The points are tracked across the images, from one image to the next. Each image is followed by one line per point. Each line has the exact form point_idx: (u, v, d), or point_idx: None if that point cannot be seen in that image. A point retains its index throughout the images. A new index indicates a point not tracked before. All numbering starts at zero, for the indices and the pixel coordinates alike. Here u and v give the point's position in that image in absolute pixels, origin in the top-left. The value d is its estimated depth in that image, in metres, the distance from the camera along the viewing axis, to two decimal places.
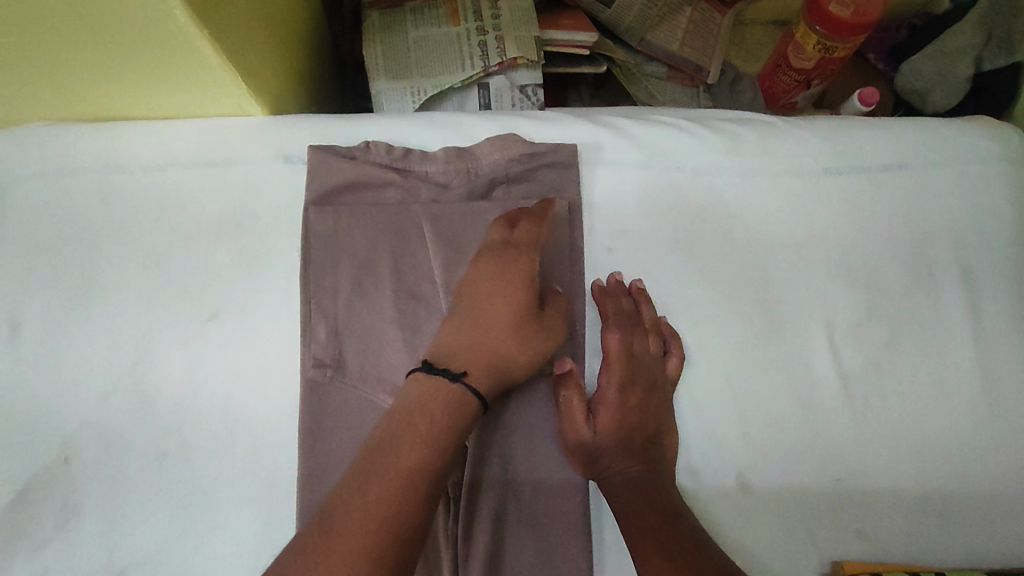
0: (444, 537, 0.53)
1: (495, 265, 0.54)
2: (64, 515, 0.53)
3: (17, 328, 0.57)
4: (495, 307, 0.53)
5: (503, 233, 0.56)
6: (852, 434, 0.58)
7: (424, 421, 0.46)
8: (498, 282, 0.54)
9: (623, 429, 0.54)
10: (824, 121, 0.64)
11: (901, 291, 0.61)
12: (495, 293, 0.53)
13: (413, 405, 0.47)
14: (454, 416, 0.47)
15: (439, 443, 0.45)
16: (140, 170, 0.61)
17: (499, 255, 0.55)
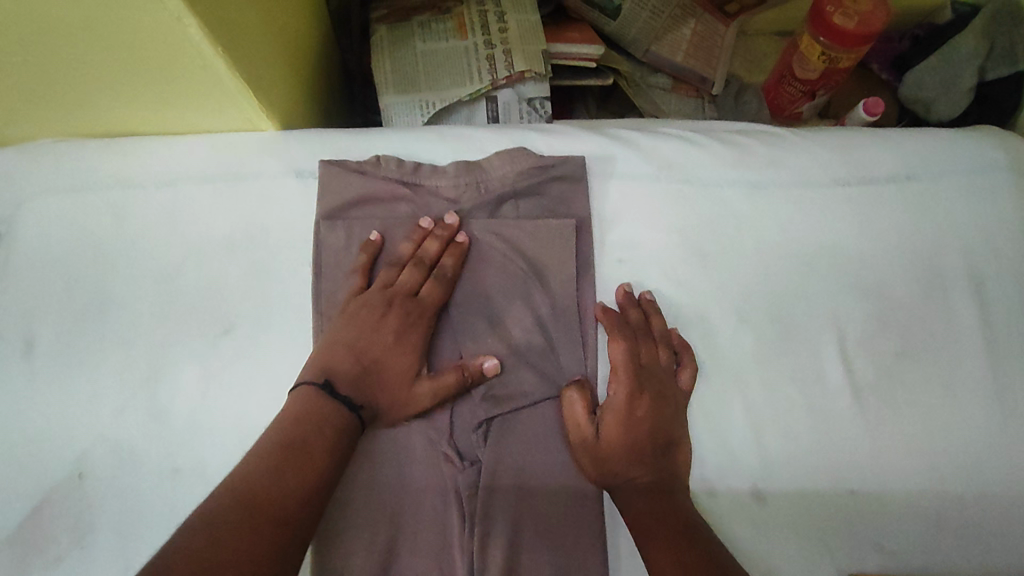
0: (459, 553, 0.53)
1: (386, 318, 0.56)
2: (77, 531, 0.53)
3: (33, 345, 0.58)
4: (382, 359, 0.55)
5: (404, 283, 0.58)
6: (867, 446, 0.58)
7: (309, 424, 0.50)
8: (387, 336, 0.56)
9: (628, 431, 0.54)
10: (831, 133, 0.65)
11: (911, 301, 0.61)
12: (381, 346, 0.55)
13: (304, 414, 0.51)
14: (332, 428, 0.51)
15: (318, 442, 0.49)
16: (152, 186, 0.61)
17: (394, 310, 0.56)
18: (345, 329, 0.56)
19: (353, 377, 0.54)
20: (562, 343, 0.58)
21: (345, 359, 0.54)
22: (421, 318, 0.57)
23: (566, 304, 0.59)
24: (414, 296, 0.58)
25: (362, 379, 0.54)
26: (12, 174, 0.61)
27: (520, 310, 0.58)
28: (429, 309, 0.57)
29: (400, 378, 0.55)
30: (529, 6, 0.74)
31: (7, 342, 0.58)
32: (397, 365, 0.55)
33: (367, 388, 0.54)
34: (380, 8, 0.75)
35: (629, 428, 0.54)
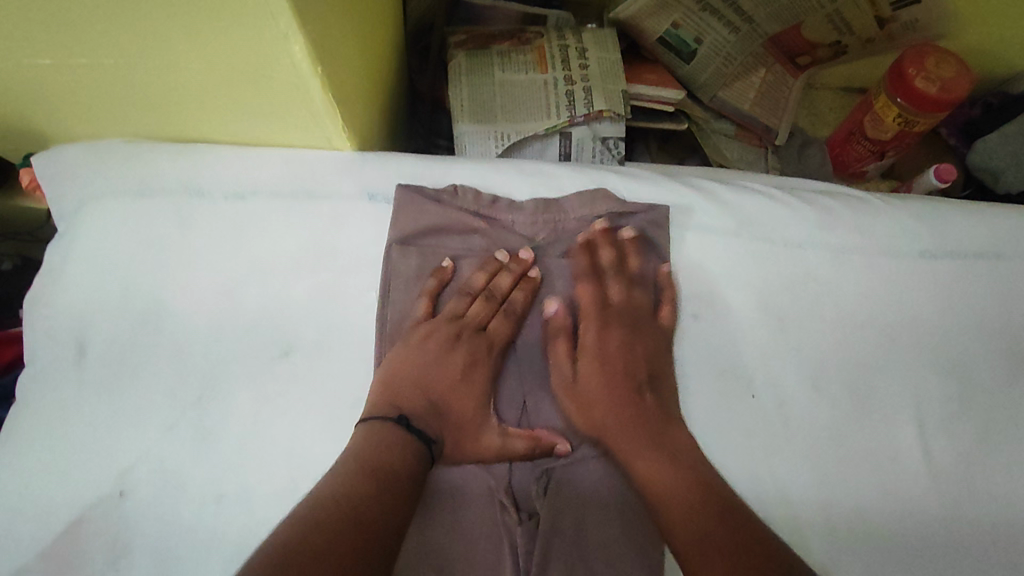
0: None
1: (455, 349, 0.56)
2: (113, 553, 0.50)
3: (84, 349, 0.56)
4: (451, 393, 0.55)
5: (474, 315, 0.58)
6: (946, 534, 0.54)
7: (378, 456, 0.48)
8: (455, 368, 0.55)
9: (663, 433, 0.53)
10: (913, 202, 0.64)
11: (993, 385, 0.59)
12: (448, 378, 0.55)
13: (372, 449, 0.48)
14: (410, 464, 0.49)
15: (381, 480, 0.46)
16: (221, 197, 0.59)
17: (462, 341, 0.56)
18: (411, 361, 0.55)
19: (425, 410, 0.53)
20: (586, 355, 0.58)
21: (414, 392, 0.54)
22: (490, 351, 0.56)
23: (640, 350, 0.57)
24: (483, 330, 0.57)
25: (431, 413, 0.53)
26: (79, 172, 0.60)
27: (591, 355, 0.58)
28: (498, 342, 0.57)
29: (467, 412, 0.54)
30: (609, 45, 0.73)
31: (59, 344, 0.56)
32: (465, 399, 0.55)
33: (434, 422, 0.53)
34: (457, 34, 0.75)
35: (665, 433, 0.53)
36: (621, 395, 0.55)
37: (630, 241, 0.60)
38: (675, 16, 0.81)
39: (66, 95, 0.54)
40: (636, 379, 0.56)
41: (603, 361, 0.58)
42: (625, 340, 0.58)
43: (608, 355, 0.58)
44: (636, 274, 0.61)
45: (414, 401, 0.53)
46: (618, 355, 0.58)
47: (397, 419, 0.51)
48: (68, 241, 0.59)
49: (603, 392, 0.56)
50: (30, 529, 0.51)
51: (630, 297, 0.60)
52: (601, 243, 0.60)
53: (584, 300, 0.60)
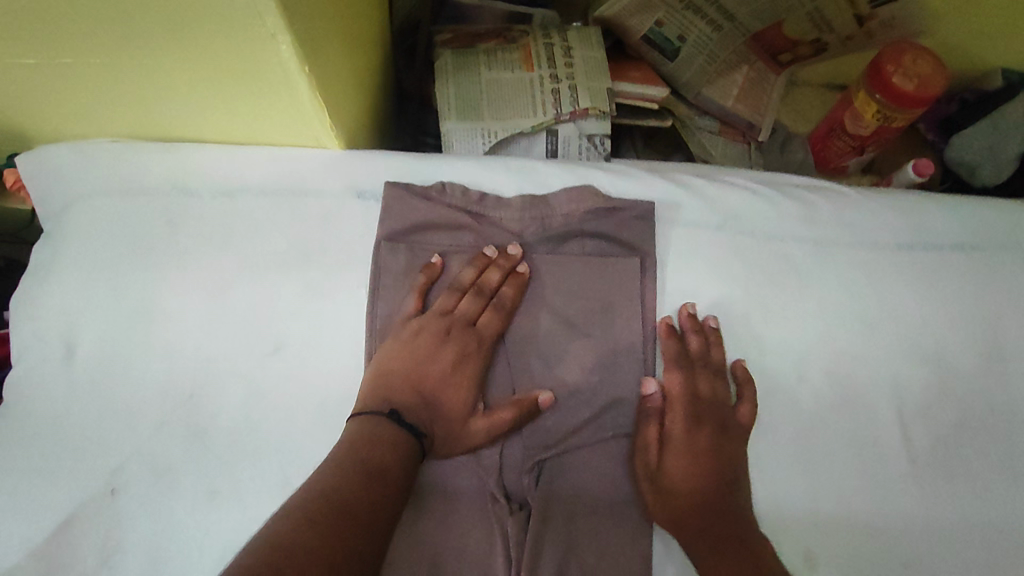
0: None
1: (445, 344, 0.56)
2: (106, 550, 0.51)
3: (72, 348, 0.55)
4: (440, 386, 0.55)
5: (464, 309, 0.57)
6: (921, 516, 0.57)
7: (376, 456, 0.48)
8: (445, 361, 0.55)
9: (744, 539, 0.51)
10: (891, 196, 0.65)
11: (969, 374, 0.61)
12: (438, 370, 0.55)
13: (366, 443, 0.49)
14: (399, 462, 0.49)
15: (371, 475, 0.47)
16: (208, 195, 0.59)
17: (451, 335, 0.56)
18: (401, 355, 0.55)
19: (413, 404, 0.53)
20: (675, 446, 0.56)
21: (402, 386, 0.54)
22: (479, 345, 0.56)
23: (628, 345, 0.58)
24: (472, 324, 0.57)
25: (418, 407, 0.53)
26: (67, 172, 0.60)
27: (582, 349, 0.58)
28: (487, 336, 0.57)
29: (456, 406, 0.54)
30: (593, 42, 0.74)
31: (46, 344, 0.56)
32: (454, 394, 0.55)
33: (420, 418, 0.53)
34: (443, 32, 0.75)
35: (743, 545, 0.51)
36: (714, 488, 0.54)
37: (713, 331, 0.59)
38: (658, 15, 0.83)
39: (51, 95, 0.54)
40: (721, 483, 0.54)
41: (692, 454, 0.55)
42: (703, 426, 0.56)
43: (696, 449, 0.56)
44: (719, 365, 0.58)
45: (404, 396, 0.54)
46: (706, 453, 0.55)
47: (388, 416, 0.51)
48: (53, 240, 0.59)
49: (694, 491, 0.54)
50: (20, 527, 0.51)
51: (714, 389, 0.58)
52: (689, 328, 0.59)
53: (675, 389, 0.58)
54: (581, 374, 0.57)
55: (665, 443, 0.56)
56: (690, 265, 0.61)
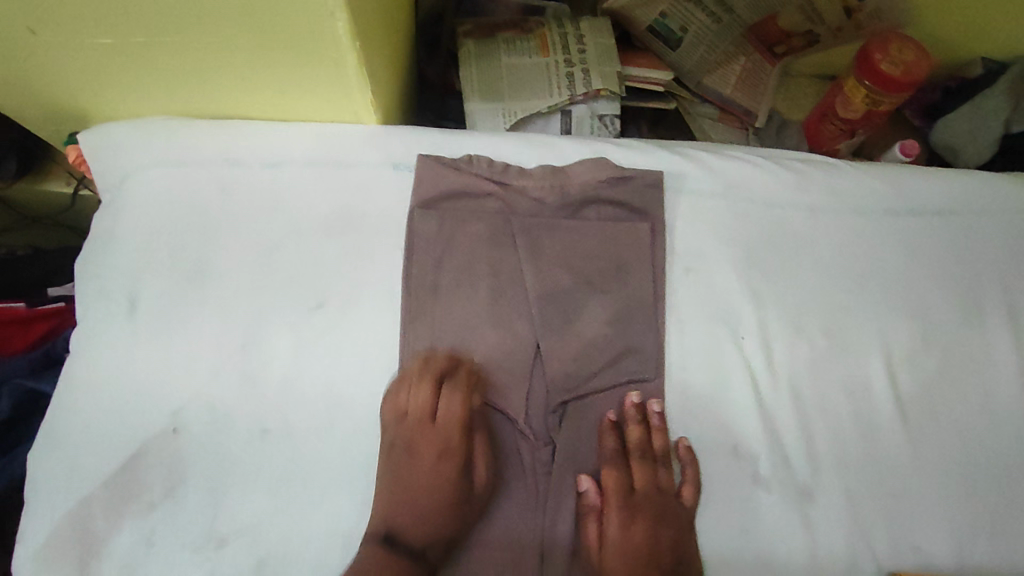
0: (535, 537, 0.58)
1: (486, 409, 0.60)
2: (170, 482, 0.57)
3: (134, 303, 0.61)
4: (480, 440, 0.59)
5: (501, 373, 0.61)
6: (905, 453, 0.63)
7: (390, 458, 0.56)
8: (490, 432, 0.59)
9: None
10: (879, 168, 0.71)
11: (950, 327, 0.67)
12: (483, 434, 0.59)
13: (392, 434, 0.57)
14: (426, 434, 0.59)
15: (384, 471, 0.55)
16: (257, 166, 0.65)
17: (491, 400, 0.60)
18: (435, 314, 0.62)
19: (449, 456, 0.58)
20: (612, 535, 0.58)
21: (437, 339, 0.61)
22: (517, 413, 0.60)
23: (642, 301, 0.64)
24: (498, 286, 0.63)
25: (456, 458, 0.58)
26: (126, 146, 0.65)
27: (599, 306, 0.63)
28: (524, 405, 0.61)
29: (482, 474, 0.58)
30: (604, 31, 0.79)
31: (110, 299, 0.61)
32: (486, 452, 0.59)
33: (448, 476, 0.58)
34: (465, 22, 0.81)
35: None
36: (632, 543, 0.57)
37: (659, 419, 0.60)
38: (663, 7, 0.89)
39: (121, 74, 0.59)
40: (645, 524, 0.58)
41: (627, 537, 0.57)
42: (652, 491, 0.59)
43: (634, 531, 0.58)
44: (659, 453, 0.60)
45: (439, 351, 0.61)
46: (641, 545, 0.57)
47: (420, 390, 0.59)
48: (113, 208, 0.64)
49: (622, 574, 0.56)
50: (92, 462, 0.56)
51: (654, 475, 0.60)
52: (630, 419, 0.61)
53: (614, 482, 0.59)
54: (599, 330, 0.63)
55: (603, 525, 0.58)
56: (697, 230, 0.67)
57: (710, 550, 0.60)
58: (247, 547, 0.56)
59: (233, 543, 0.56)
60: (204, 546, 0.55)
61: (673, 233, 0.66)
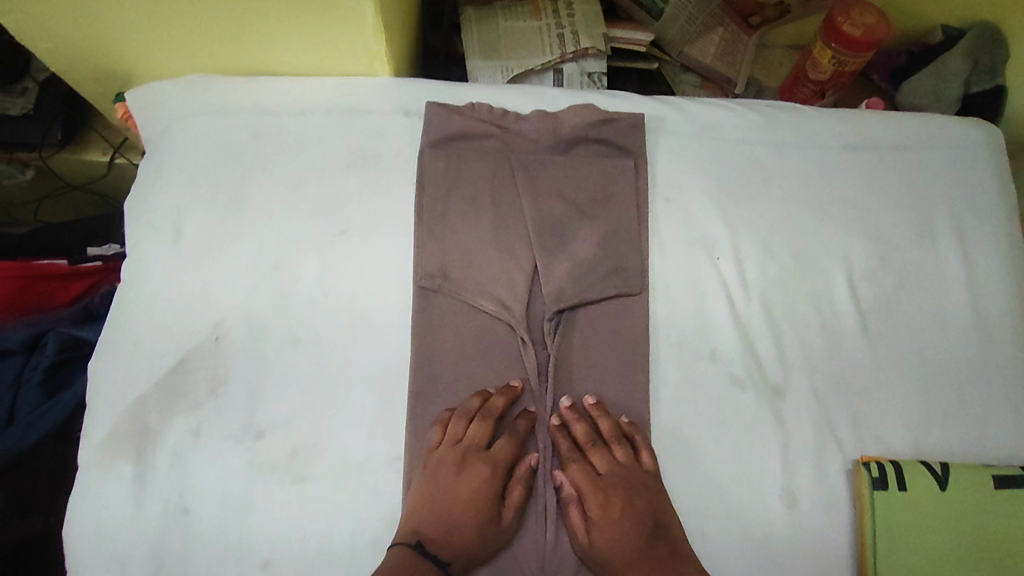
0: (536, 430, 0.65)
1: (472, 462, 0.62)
2: (213, 383, 0.64)
3: (179, 233, 0.69)
4: (455, 502, 0.61)
5: (472, 437, 0.63)
6: (867, 357, 0.70)
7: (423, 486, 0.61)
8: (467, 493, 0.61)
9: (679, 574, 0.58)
10: (840, 112, 0.79)
11: (906, 245, 0.74)
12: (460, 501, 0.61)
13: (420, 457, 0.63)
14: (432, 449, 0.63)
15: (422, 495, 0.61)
16: (286, 115, 0.73)
17: (469, 464, 0.62)
18: (442, 240, 0.69)
19: (440, 531, 0.59)
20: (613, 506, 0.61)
21: (443, 260, 0.69)
22: (493, 474, 0.62)
23: (627, 226, 0.71)
24: (499, 213, 0.71)
25: (433, 521, 0.60)
26: (167, 100, 0.73)
27: (589, 231, 0.71)
28: (501, 467, 0.63)
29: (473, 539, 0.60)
30: None
31: (158, 230, 0.69)
32: (458, 512, 0.60)
33: (441, 544, 0.58)
34: None
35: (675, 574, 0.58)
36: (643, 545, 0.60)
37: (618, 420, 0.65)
38: None
39: (166, 31, 0.68)
40: (646, 533, 0.60)
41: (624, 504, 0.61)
42: (627, 507, 0.61)
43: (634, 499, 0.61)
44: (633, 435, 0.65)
45: (445, 271, 0.68)
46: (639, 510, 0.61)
47: (431, 292, 0.68)
48: (156, 154, 0.73)
49: (631, 533, 0.60)
50: (146, 366, 0.64)
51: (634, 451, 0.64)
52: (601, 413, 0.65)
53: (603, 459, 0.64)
54: (590, 250, 0.70)
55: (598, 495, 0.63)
56: (676, 166, 0.75)
57: (690, 440, 0.67)
58: (283, 438, 0.63)
59: (271, 434, 0.63)
60: (244, 437, 0.63)
61: (654, 168, 0.74)
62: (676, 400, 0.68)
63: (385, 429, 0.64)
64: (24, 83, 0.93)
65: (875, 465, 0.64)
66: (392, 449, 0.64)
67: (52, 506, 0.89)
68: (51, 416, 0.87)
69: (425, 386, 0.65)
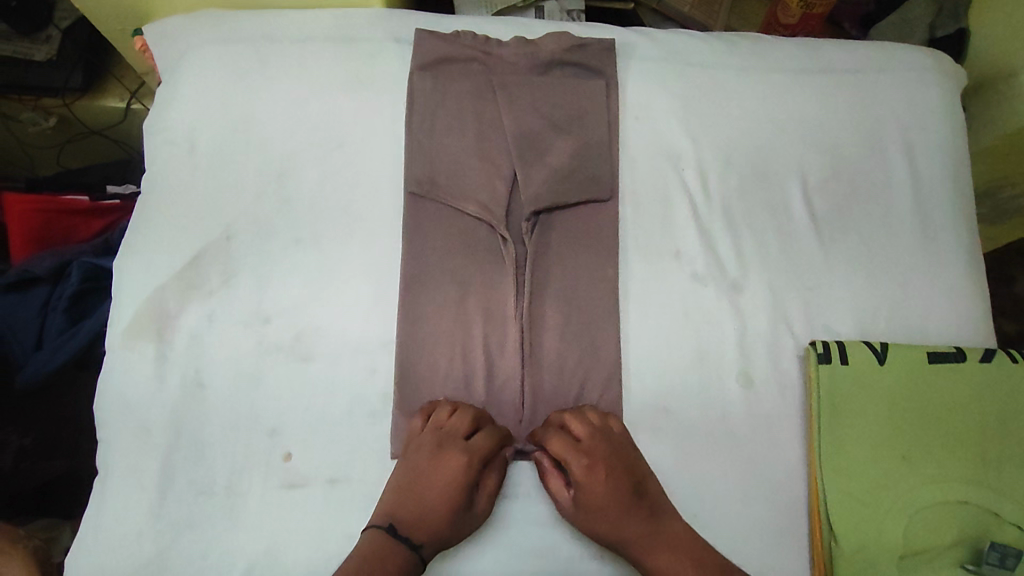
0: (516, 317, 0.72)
1: (442, 448, 0.64)
2: (226, 275, 0.72)
3: (193, 146, 0.76)
4: (432, 486, 0.63)
5: (450, 427, 0.66)
6: (818, 256, 0.77)
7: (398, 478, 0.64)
8: (444, 480, 0.63)
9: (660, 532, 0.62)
10: (799, 40, 0.86)
11: (857, 158, 0.81)
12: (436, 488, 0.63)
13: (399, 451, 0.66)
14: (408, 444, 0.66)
15: (399, 491, 0.64)
16: (287, 43, 0.80)
17: (442, 451, 0.64)
18: (429, 153, 0.76)
19: (416, 516, 0.62)
20: (590, 477, 0.64)
21: (430, 170, 0.76)
22: (468, 462, 0.64)
23: (599, 140, 0.78)
24: (482, 129, 0.78)
25: (409, 504, 0.63)
26: (180, 31, 0.81)
27: (564, 144, 0.78)
28: (477, 456, 0.64)
29: (446, 521, 0.62)
30: None
31: (174, 145, 0.77)
32: (433, 498, 0.63)
33: (412, 528, 0.61)
34: None
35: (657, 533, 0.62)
36: (621, 511, 0.63)
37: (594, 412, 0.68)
38: None
39: None
40: (625, 501, 0.63)
41: (597, 478, 0.64)
42: (607, 476, 0.64)
43: (608, 470, 0.64)
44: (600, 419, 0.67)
45: (432, 179, 0.75)
46: (610, 483, 0.64)
47: (420, 198, 0.75)
48: (171, 78, 0.80)
49: (611, 502, 0.63)
50: (165, 261, 0.72)
51: (606, 423, 0.67)
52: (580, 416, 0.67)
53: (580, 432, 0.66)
54: (565, 160, 0.77)
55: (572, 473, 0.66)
56: (645, 87, 0.81)
57: (655, 328, 0.73)
58: (288, 323, 0.71)
59: (277, 320, 0.71)
60: (253, 322, 0.71)
61: (625, 89, 0.81)
62: (643, 293, 0.74)
63: (380, 316, 0.72)
64: (47, 32, 1.00)
65: (820, 343, 0.71)
66: (386, 334, 0.71)
67: (75, 448, 1.02)
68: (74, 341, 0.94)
69: (414, 279, 0.72)
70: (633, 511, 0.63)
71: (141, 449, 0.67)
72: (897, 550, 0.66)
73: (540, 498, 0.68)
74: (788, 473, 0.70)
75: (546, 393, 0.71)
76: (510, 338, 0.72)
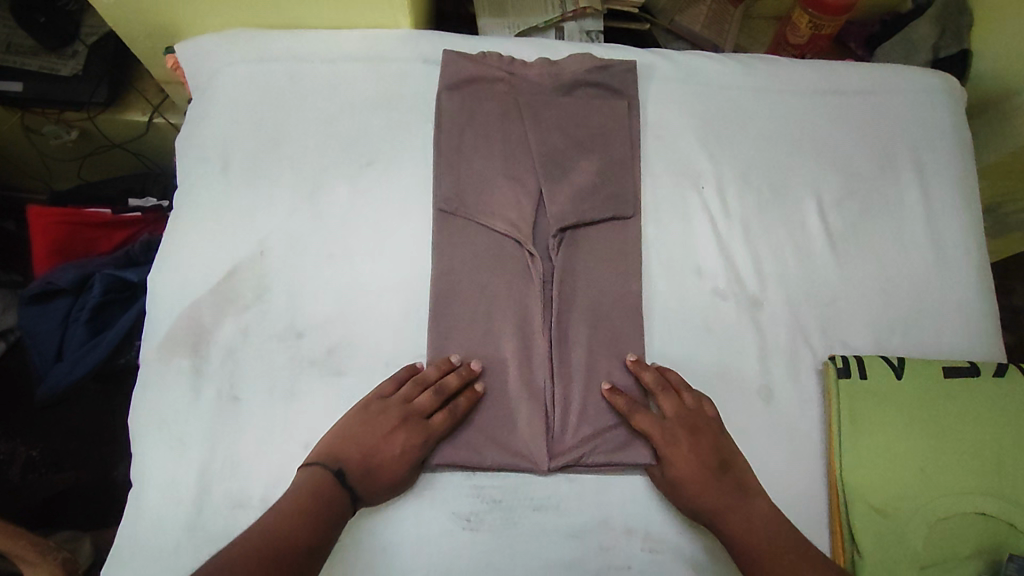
0: (543, 332, 0.74)
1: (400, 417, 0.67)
2: (260, 290, 0.74)
3: (226, 164, 0.78)
4: (375, 445, 0.65)
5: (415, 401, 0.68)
6: (835, 272, 0.79)
7: (350, 442, 0.65)
8: (381, 428, 0.65)
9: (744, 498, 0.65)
10: (812, 62, 0.88)
11: (871, 177, 0.83)
12: (372, 435, 0.65)
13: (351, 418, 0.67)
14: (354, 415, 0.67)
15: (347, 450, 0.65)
16: (317, 62, 0.82)
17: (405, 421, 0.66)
18: (456, 171, 0.78)
19: (356, 467, 0.64)
20: (679, 443, 0.67)
21: (458, 187, 0.78)
22: (411, 422, 0.66)
23: (622, 157, 0.80)
24: (507, 146, 0.80)
25: (354, 462, 0.64)
26: (212, 52, 0.83)
27: (588, 161, 0.80)
28: (422, 414, 0.67)
29: (388, 459, 0.65)
30: None
31: (208, 161, 0.78)
32: (378, 439, 0.65)
33: (356, 473, 0.64)
34: None
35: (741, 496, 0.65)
36: (709, 473, 0.66)
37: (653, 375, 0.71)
38: None
39: None
40: (710, 464, 0.67)
41: (685, 439, 0.67)
42: (693, 441, 0.67)
43: (694, 440, 0.68)
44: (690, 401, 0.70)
45: (459, 197, 0.77)
46: (699, 447, 0.67)
47: (449, 213, 0.77)
48: (204, 97, 0.82)
49: (697, 464, 0.66)
50: (201, 276, 0.74)
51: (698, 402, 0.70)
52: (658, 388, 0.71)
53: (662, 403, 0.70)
54: (589, 177, 0.79)
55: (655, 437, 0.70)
56: (665, 108, 0.84)
57: (679, 342, 0.75)
58: (321, 336, 0.72)
59: (310, 334, 0.73)
60: (287, 335, 0.72)
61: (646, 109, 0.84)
62: (666, 308, 0.76)
63: (410, 330, 0.73)
64: (74, 47, 1.02)
65: (839, 358, 0.74)
66: (416, 348, 0.73)
67: (116, 458, 1.05)
68: (95, 353, 0.96)
69: (444, 295, 0.74)
70: (714, 472, 0.66)
71: (178, 460, 0.68)
72: (916, 560, 0.67)
73: (568, 510, 0.69)
74: (810, 485, 0.72)
75: (574, 407, 0.72)
76: (538, 352, 0.73)
